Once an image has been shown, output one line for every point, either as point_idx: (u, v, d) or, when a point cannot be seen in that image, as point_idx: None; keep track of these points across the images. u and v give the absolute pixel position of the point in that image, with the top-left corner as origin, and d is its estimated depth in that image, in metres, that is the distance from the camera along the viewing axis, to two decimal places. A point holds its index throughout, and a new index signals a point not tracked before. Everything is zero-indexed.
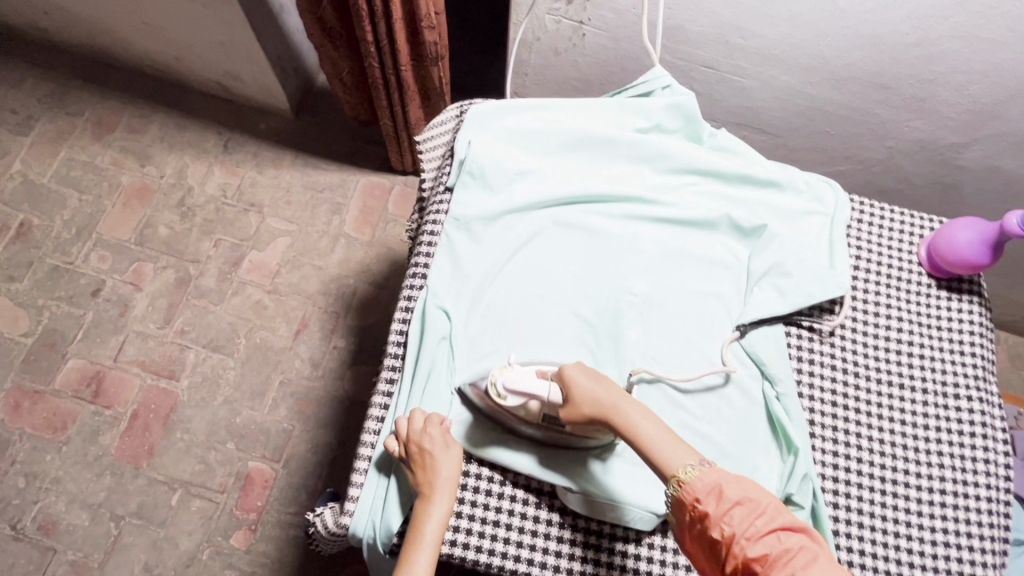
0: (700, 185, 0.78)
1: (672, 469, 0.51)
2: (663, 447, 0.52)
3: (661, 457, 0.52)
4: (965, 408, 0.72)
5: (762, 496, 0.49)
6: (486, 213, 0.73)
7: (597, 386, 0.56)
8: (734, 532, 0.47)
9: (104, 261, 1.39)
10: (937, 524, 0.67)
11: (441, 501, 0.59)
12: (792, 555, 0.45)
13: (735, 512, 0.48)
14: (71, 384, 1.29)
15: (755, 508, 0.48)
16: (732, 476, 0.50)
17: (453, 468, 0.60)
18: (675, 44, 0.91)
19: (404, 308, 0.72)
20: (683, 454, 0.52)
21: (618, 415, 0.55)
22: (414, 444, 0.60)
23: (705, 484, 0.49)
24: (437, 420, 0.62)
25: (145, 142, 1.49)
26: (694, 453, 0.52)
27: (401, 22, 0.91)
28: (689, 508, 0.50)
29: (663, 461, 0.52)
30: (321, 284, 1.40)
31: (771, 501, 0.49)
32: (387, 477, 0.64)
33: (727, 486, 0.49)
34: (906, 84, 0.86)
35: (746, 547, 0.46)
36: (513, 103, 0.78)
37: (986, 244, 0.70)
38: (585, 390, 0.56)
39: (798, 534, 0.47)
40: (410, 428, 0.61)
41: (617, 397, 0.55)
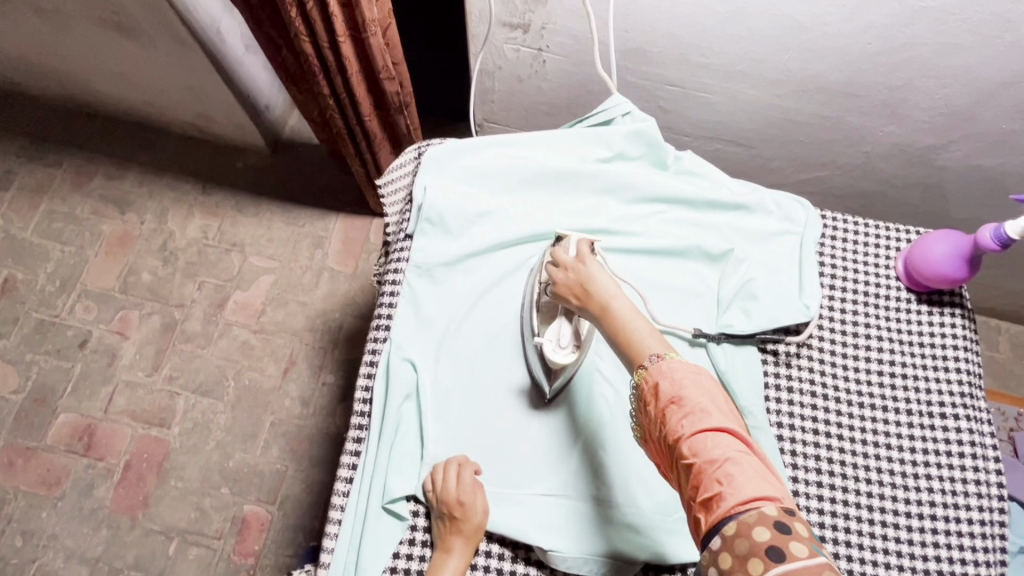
0: (667, 213, 0.76)
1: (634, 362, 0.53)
2: (633, 337, 0.54)
3: (627, 350, 0.53)
4: (952, 428, 0.69)
5: (695, 396, 0.48)
6: (447, 258, 0.71)
7: (579, 286, 0.59)
8: (667, 434, 0.47)
9: (90, 312, 1.39)
10: (929, 553, 0.65)
11: (455, 558, 0.59)
12: (716, 462, 0.44)
13: (670, 413, 0.48)
14: (63, 438, 1.29)
15: (689, 410, 0.47)
16: (683, 371, 0.49)
17: (477, 522, 0.60)
18: (636, 65, 0.89)
19: (369, 362, 0.70)
20: (649, 347, 0.52)
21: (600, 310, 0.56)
22: (442, 495, 0.60)
23: (650, 385, 0.50)
24: (469, 466, 0.63)
25: (124, 188, 1.49)
26: (662, 345, 0.52)
27: (358, 75, 0.90)
28: (641, 404, 0.51)
29: (629, 352, 0.53)
30: (307, 320, 1.39)
31: (709, 402, 0.48)
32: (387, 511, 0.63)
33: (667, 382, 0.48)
34: (874, 91, 0.83)
35: (677, 449, 0.47)
36: (470, 142, 0.76)
37: (961, 258, 0.68)
38: (569, 290, 0.59)
39: (734, 439, 0.46)
40: (437, 477, 0.62)
41: (605, 290, 0.57)
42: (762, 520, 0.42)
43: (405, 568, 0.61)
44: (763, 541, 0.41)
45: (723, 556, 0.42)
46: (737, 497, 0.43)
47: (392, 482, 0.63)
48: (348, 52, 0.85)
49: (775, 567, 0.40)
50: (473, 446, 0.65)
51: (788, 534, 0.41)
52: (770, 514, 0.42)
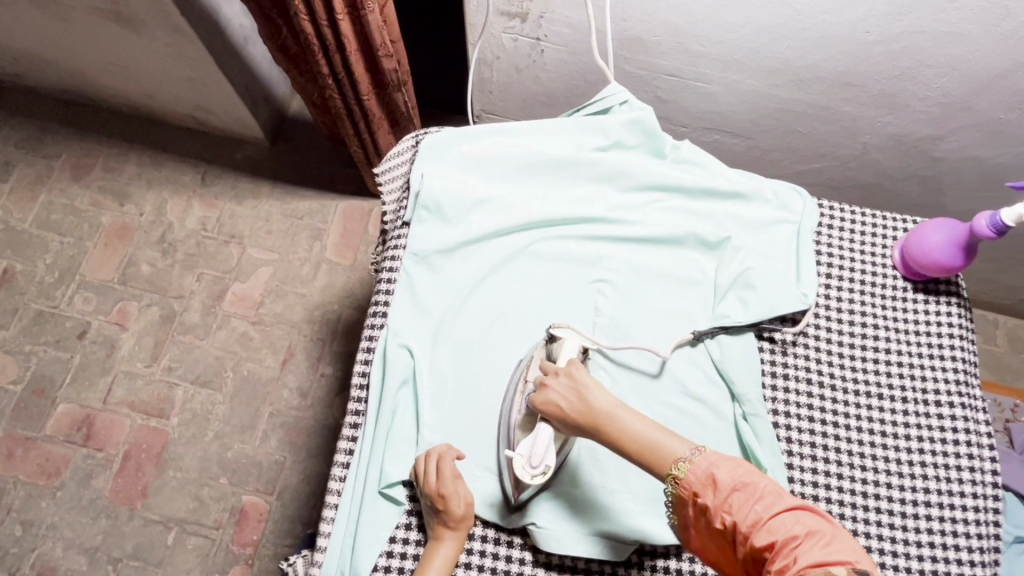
0: (665, 201, 0.76)
1: (666, 467, 0.52)
2: (651, 446, 0.53)
3: (653, 459, 0.53)
4: (947, 416, 0.70)
5: (759, 480, 0.49)
6: (444, 245, 0.71)
7: (574, 398, 0.56)
8: (734, 519, 0.48)
9: (88, 303, 1.39)
10: (923, 539, 0.65)
11: (447, 544, 0.60)
12: (792, 536, 0.46)
13: (733, 499, 0.49)
14: (61, 429, 1.30)
15: (757, 490, 0.49)
16: (725, 461, 0.51)
17: (462, 512, 0.60)
18: (634, 55, 0.89)
19: (366, 348, 0.71)
20: (675, 446, 0.53)
21: (607, 422, 0.55)
22: (425, 488, 0.61)
23: (699, 476, 0.50)
24: (449, 455, 0.62)
25: (123, 180, 1.49)
26: (686, 442, 0.53)
27: (356, 54, 0.90)
28: (689, 502, 0.51)
29: (655, 463, 0.53)
30: (306, 312, 1.39)
31: (771, 484, 0.50)
32: (381, 499, 0.63)
33: (723, 469, 0.50)
34: (873, 81, 0.83)
35: (746, 530, 0.47)
36: (467, 131, 0.76)
37: (957, 246, 0.68)
38: (569, 407, 0.56)
39: (802, 514, 0.48)
40: (420, 470, 0.62)
41: (607, 401, 0.56)
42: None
43: (401, 553, 0.62)
44: None
45: None
46: (812, 562, 0.44)
47: (389, 467, 0.63)
48: (346, 29, 0.85)
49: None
50: (468, 434, 0.66)
51: None
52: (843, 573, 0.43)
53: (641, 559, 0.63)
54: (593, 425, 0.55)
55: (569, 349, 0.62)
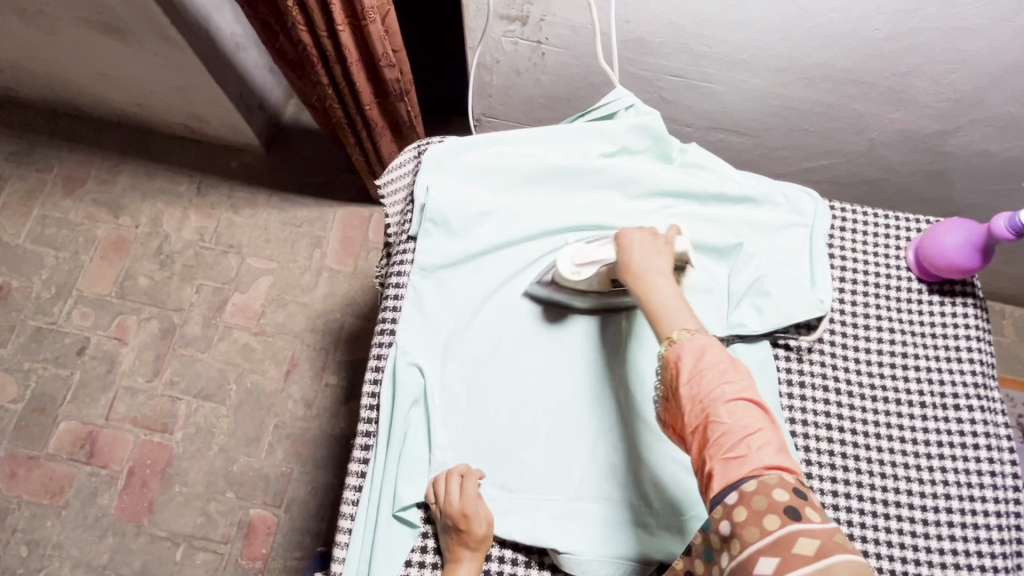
0: (674, 207, 0.74)
1: (668, 331, 0.52)
2: (664, 312, 0.54)
3: (662, 318, 0.53)
4: (965, 420, 0.69)
5: (734, 368, 0.49)
6: (452, 260, 0.70)
7: (638, 246, 0.59)
8: (700, 394, 0.48)
9: (87, 318, 1.37)
10: (945, 547, 0.64)
11: (466, 565, 0.59)
12: (747, 430, 0.46)
13: (706, 377, 0.49)
14: (64, 446, 1.28)
15: (724, 374, 0.49)
16: (714, 346, 0.50)
17: (483, 533, 0.59)
18: (637, 56, 0.87)
19: (374, 367, 0.69)
20: (685, 320, 0.53)
21: (643, 275, 0.57)
22: (446, 509, 0.59)
23: (692, 346, 0.50)
24: (472, 475, 0.61)
25: (117, 191, 1.46)
26: (697, 323, 0.53)
27: (358, 64, 0.88)
28: (669, 364, 0.51)
29: (659, 326, 0.53)
30: (308, 321, 1.37)
31: (748, 378, 0.49)
32: (394, 521, 0.62)
33: (710, 352, 0.50)
34: (881, 78, 0.82)
35: (708, 409, 0.48)
36: (470, 140, 0.74)
37: (974, 247, 0.67)
38: (626, 248, 0.59)
39: (765, 413, 0.48)
40: (438, 491, 0.60)
41: (658, 261, 0.57)
42: (785, 484, 0.45)
43: None
44: (782, 500, 0.44)
45: (739, 509, 0.45)
46: (765, 463, 0.45)
47: (402, 489, 0.62)
48: (347, 40, 0.83)
49: (792, 524, 0.43)
50: (481, 451, 0.64)
51: (804, 500, 0.45)
52: (791, 481, 0.45)
53: None
54: (625, 273, 0.57)
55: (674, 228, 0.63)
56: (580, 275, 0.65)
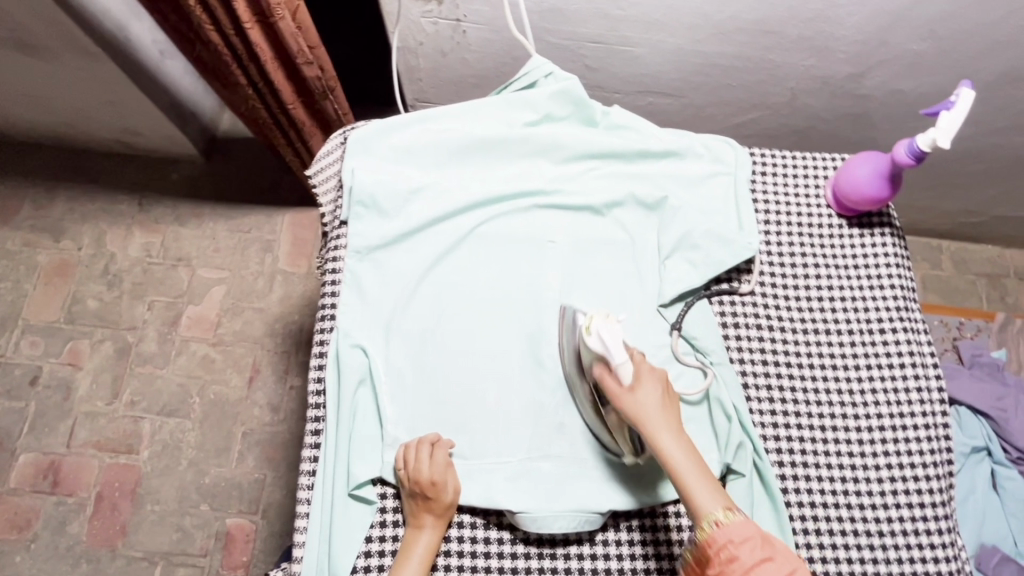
0: (601, 168, 0.76)
1: (704, 511, 0.54)
2: (696, 489, 0.55)
3: (695, 497, 0.54)
4: (892, 342, 0.72)
5: (784, 553, 0.51)
6: (386, 240, 0.70)
7: (657, 400, 0.59)
8: None
9: (37, 347, 1.34)
10: (881, 463, 0.68)
11: (428, 532, 0.60)
12: None
13: (762, 566, 0.49)
14: (26, 479, 1.25)
15: (778, 566, 0.49)
16: (749, 531, 0.51)
17: (449, 501, 0.61)
18: (555, 25, 0.88)
19: (318, 354, 0.69)
20: (711, 502, 0.54)
21: (663, 437, 0.57)
22: (413, 478, 0.60)
23: (734, 534, 0.51)
24: (440, 445, 0.63)
25: (55, 215, 1.42)
26: (725, 500, 0.55)
27: (272, 62, 0.88)
28: (713, 551, 0.51)
29: (695, 504, 0.54)
30: (266, 326, 1.36)
31: (799, 565, 0.50)
32: (354, 497, 0.63)
33: (752, 538, 0.51)
34: (789, 26, 0.84)
35: None
36: (393, 120, 0.75)
37: (883, 178, 0.70)
38: (645, 402, 0.58)
39: None
40: (408, 456, 0.62)
41: (672, 421, 0.58)
42: None
43: (379, 550, 0.62)
44: None
45: None
46: None
47: (355, 467, 0.63)
48: (256, 38, 0.82)
49: None
50: (432, 421, 0.66)
51: None
52: None
53: (615, 521, 0.65)
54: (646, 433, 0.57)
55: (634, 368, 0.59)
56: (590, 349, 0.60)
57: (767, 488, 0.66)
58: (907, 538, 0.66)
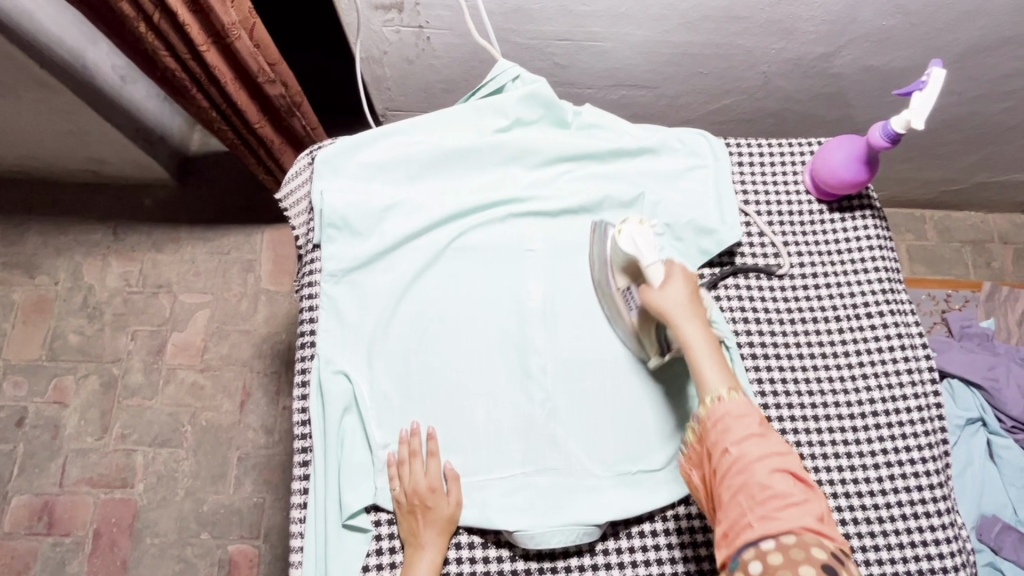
0: (576, 170, 0.75)
1: (708, 387, 0.54)
2: (705, 366, 0.55)
3: (702, 372, 0.55)
4: (880, 326, 0.72)
5: (776, 439, 0.52)
6: (360, 261, 0.69)
7: (685, 289, 0.58)
8: (744, 456, 0.51)
9: (20, 387, 1.31)
10: (876, 450, 0.67)
11: (429, 551, 0.60)
12: (788, 497, 0.48)
13: (750, 443, 0.51)
14: (21, 522, 1.24)
15: (769, 446, 0.51)
16: (742, 410, 0.53)
17: (449, 514, 0.61)
18: (520, 25, 0.86)
19: (301, 383, 0.68)
20: (715, 380, 0.54)
21: (684, 320, 0.57)
22: (411, 492, 0.61)
23: (727, 411, 0.53)
24: (432, 458, 0.63)
25: (27, 251, 1.39)
26: (731, 382, 0.54)
27: (234, 83, 0.86)
28: (709, 423, 0.53)
29: (700, 380, 0.55)
30: (253, 348, 1.34)
31: (792, 453, 0.52)
32: (349, 526, 0.62)
33: (745, 417, 0.52)
34: (757, 10, 0.83)
35: (750, 470, 0.50)
36: (360, 137, 0.73)
37: (860, 161, 0.69)
38: (675, 289, 0.58)
39: (806, 486, 0.50)
40: (403, 471, 0.62)
41: (699, 309, 0.58)
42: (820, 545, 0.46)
43: None
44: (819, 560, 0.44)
45: (774, 555, 0.46)
46: (798, 526, 0.47)
47: (347, 497, 0.62)
48: (214, 61, 0.80)
49: None
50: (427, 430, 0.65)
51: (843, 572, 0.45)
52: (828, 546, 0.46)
53: (615, 530, 0.64)
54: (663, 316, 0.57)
55: (647, 245, 0.61)
56: (624, 251, 0.63)
57: None
58: (907, 524, 0.65)
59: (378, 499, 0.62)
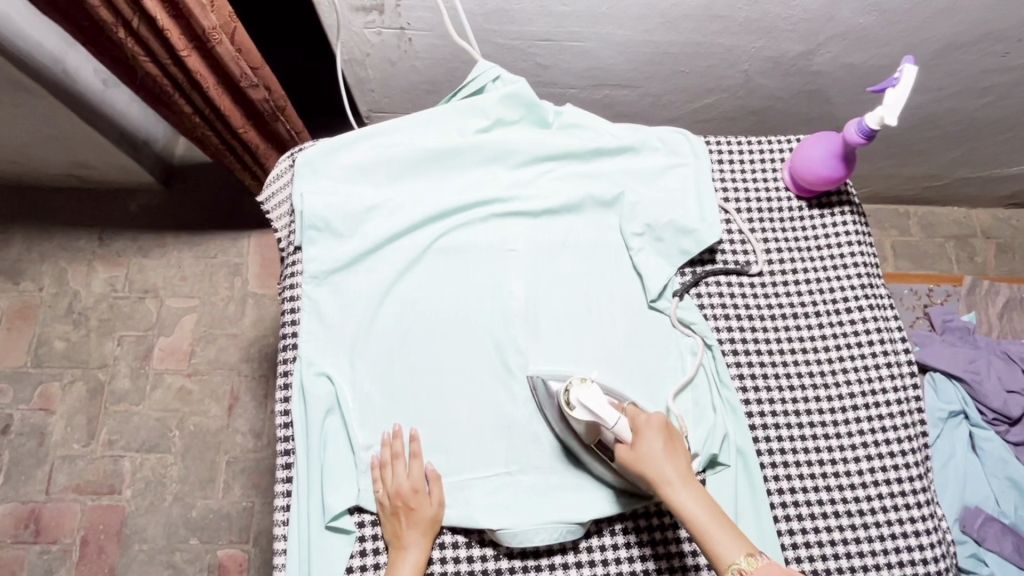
0: (557, 170, 0.75)
1: (725, 560, 0.50)
2: (714, 536, 0.51)
3: (714, 546, 0.51)
4: (859, 321, 0.72)
5: None
6: (341, 263, 0.69)
7: (662, 450, 0.56)
8: None
9: (5, 394, 1.30)
10: (856, 443, 0.68)
11: (414, 551, 0.60)
12: None
13: None
14: (8, 530, 1.23)
15: None
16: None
17: (432, 515, 0.61)
18: (502, 26, 0.87)
19: (283, 386, 0.68)
20: (729, 549, 0.50)
21: (673, 487, 0.54)
22: (393, 493, 0.61)
23: None
24: (415, 460, 0.63)
25: (11, 257, 1.38)
26: (746, 545, 0.50)
27: (216, 88, 0.86)
28: None
29: (715, 554, 0.51)
30: (241, 352, 1.34)
31: None
32: (332, 528, 0.62)
33: None
34: (736, 9, 0.84)
35: None
36: (340, 139, 0.73)
37: (837, 158, 0.70)
38: (654, 452, 0.55)
39: None
40: (385, 473, 0.62)
41: (681, 470, 0.55)
42: None
43: None
44: None
45: None
46: None
47: (330, 498, 0.62)
48: (195, 65, 0.80)
49: None
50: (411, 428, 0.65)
51: None
52: None
53: (599, 527, 0.64)
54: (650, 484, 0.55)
55: (600, 404, 0.57)
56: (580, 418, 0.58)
57: (750, 473, 0.66)
58: (887, 516, 0.66)
59: (361, 501, 0.62)
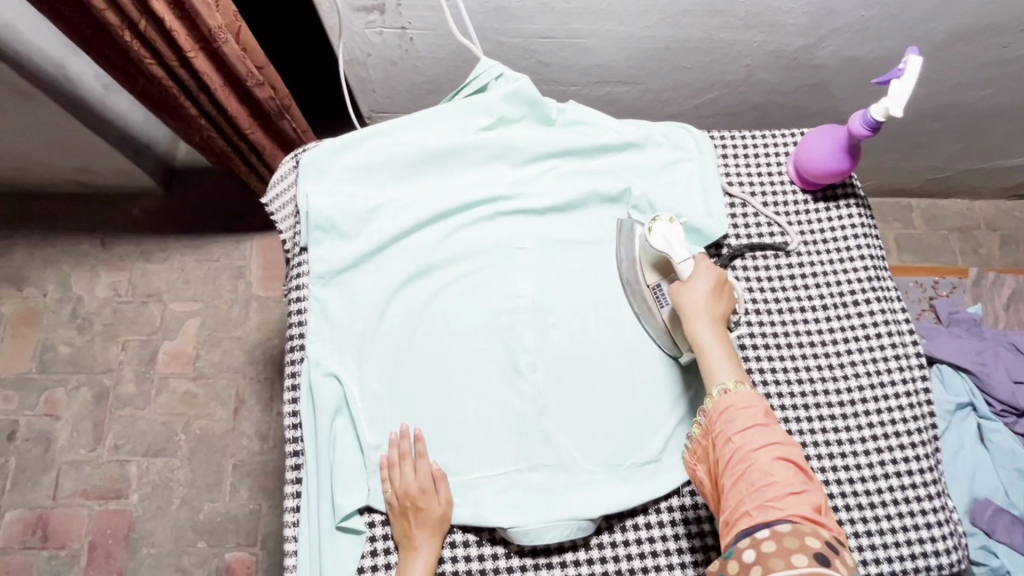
0: (561, 166, 0.75)
1: (716, 379, 0.56)
2: (715, 360, 0.57)
3: (711, 366, 0.57)
4: (867, 313, 0.72)
5: (778, 429, 0.53)
6: (347, 263, 0.69)
7: (709, 289, 0.61)
8: (744, 446, 0.52)
9: (11, 401, 1.30)
10: (866, 435, 0.68)
11: (423, 552, 0.60)
12: (785, 487, 0.49)
13: (751, 434, 0.52)
14: (16, 536, 1.23)
15: (770, 435, 0.52)
16: (744, 401, 0.54)
17: (441, 513, 0.61)
18: (503, 24, 0.86)
19: (292, 387, 0.68)
20: (724, 373, 0.56)
21: (703, 319, 0.59)
22: (402, 493, 0.61)
23: (730, 403, 0.54)
24: (422, 458, 0.62)
25: (15, 263, 1.38)
26: (739, 376, 0.56)
27: (222, 89, 0.86)
28: (715, 414, 0.55)
29: (709, 372, 0.57)
30: (246, 355, 1.34)
31: (795, 444, 0.52)
32: (341, 528, 0.62)
33: (748, 408, 0.53)
34: (737, 4, 0.83)
35: (751, 459, 0.51)
36: (344, 139, 0.72)
37: (842, 150, 0.70)
38: (699, 289, 0.61)
39: (806, 476, 0.51)
40: (393, 473, 0.62)
41: (718, 313, 0.60)
42: (816, 531, 0.47)
43: None
44: (811, 545, 0.45)
45: (766, 540, 0.47)
46: (795, 515, 0.48)
47: (340, 499, 0.62)
48: (202, 66, 0.80)
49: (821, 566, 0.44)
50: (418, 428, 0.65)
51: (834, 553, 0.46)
52: (823, 533, 0.47)
53: (609, 524, 0.64)
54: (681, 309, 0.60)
55: (674, 243, 0.63)
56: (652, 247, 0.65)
57: None
58: (898, 509, 0.66)
59: (370, 501, 0.62)
